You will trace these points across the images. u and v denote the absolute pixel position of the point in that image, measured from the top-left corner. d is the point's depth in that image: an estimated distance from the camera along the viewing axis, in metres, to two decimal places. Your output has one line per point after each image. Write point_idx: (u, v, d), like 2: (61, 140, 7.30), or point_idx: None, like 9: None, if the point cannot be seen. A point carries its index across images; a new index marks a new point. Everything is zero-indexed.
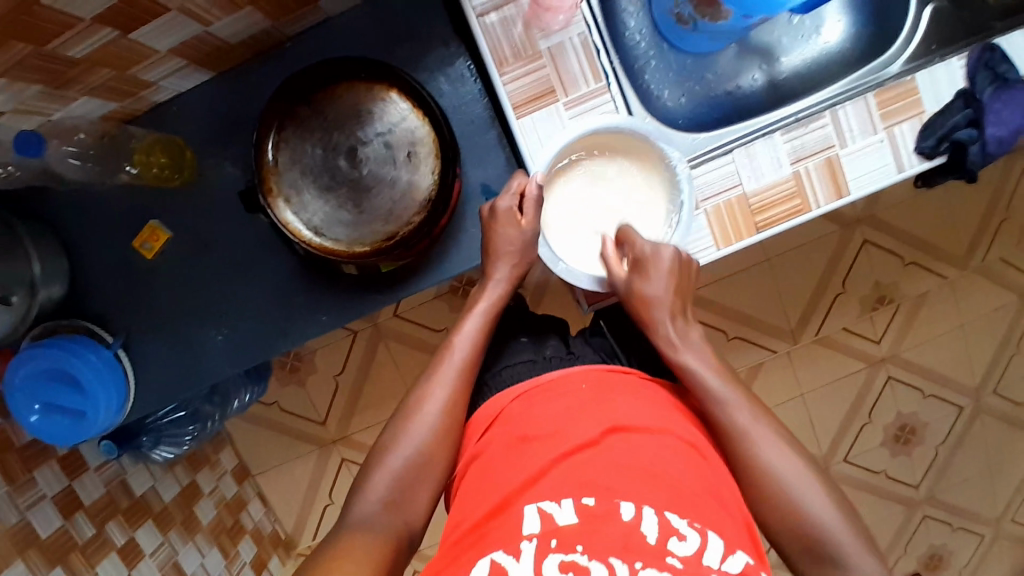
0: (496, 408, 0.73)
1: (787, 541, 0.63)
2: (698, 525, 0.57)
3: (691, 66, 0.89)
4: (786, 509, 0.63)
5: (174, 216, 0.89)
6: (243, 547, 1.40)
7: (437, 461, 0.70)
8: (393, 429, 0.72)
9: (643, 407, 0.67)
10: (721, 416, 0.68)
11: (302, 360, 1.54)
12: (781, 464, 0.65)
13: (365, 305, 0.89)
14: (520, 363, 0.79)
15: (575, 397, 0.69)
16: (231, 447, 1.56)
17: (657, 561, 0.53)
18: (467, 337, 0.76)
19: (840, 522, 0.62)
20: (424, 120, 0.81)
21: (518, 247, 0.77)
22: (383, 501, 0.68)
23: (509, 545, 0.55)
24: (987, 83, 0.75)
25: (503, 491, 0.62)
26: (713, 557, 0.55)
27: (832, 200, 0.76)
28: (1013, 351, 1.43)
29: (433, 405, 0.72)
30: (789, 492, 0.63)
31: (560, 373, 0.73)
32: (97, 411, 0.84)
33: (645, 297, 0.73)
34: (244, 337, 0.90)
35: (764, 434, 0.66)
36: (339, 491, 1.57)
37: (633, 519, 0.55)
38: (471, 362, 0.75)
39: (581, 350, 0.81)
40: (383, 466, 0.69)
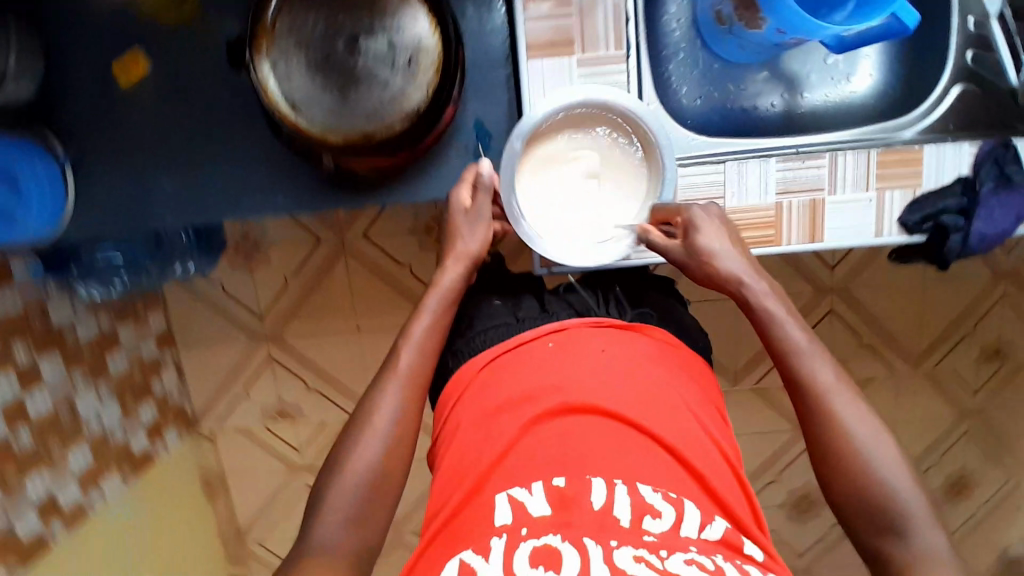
0: (466, 379, 0.73)
1: (857, 520, 0.63)
2: (672, 496, 0.57)
3: (717, 71, 0.86)
4: (867, 489, 0.63)
5: (162, 52, 0.85)
6: (145, 411, 1.42)
7: (395, 470, 0.69)
8: (343, 448, 0.69)
9: (614, 367, 0.68)
10: (803, 372, 0.68)
11: (258, 250, 1.44)
12: (856, 421, 0.65)
13: (324, 202, 0.87)
14: (492, 327, 0.78)
15: (546, 360, 0.69)
16: (163, 308, 1.48)
17: (633, 540, 0.54)
18: (414, 341, 0.75)
19: (916, 491, 0.62)
20: (435, 30, 0.78)
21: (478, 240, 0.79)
22: (346, 518, 0.65)
23: (479, 542, 0.55)
24: (990, 178, 0.75)
25: (475, 471, 0.62)
26: (690, 528, 0.56)
27: (803, 241, 0.76)
28: (933, 458, 1.45)
29: (385, 414, 0.70)
30: (863, 457, 0.64)
31: (530, 333, 0.74)
32: (27, 217, 0.84)
33: (704, 249, 0.72)
34: (196, 197, 0.87)
35: (840, 393, 0.67)
36: (259, 389, 1.54)
37: (603, 505, 0.56)
38: (421, 367, 0.74)
39: (555, 307, 0.80)
40: (338, 483, 0.67)
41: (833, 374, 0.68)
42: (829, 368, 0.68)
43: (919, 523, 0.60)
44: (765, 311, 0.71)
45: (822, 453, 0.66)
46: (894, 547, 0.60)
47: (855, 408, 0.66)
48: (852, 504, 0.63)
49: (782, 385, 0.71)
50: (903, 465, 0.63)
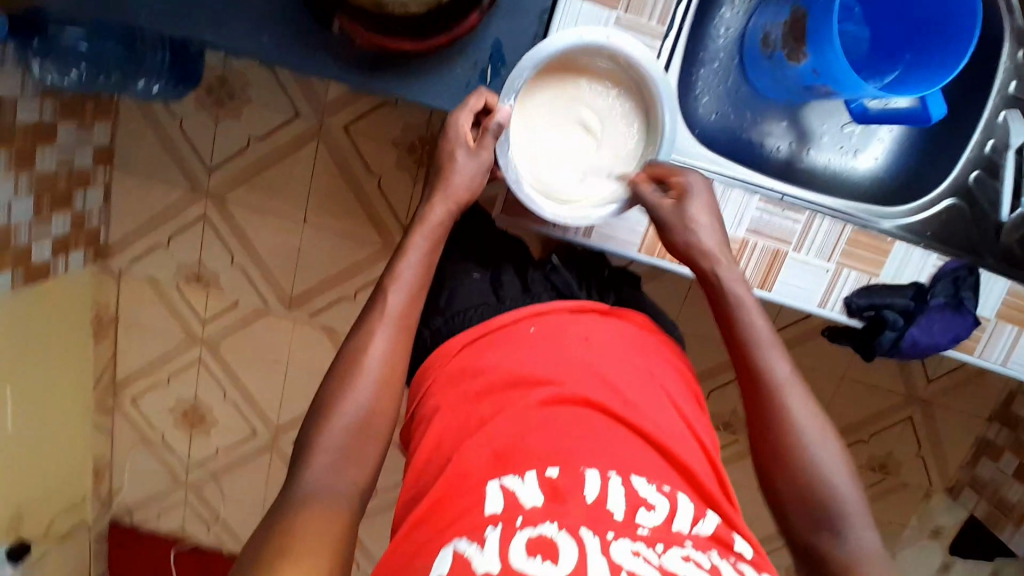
0: (445, 356, 0.73)
1: (800, 516, 0.66)
2: (665, 489, 0.60)
3: (741, 95, 0.85)
4: (812, 490, 0.65)
5: None
6: (56, 221, 1.32)
7: (385, 409, 0.68)
8: (330, 387, 0.68)
9: (598, 353, 0.69)
10: (765, 367, 0.70)
11: (231, 99, 1.36)
12: (807, 417, 0.68)
13: (314, 62, 0.81)
14: (472, 306, 0.78)
15: (531, 341, 0.70)
16: (112, 120, 1.39)
17: (627, 533, 0.55)
18: (405, 281, 0.73)
19: (851, 485, 0.66)
20: None
21: (470, 180, 0.76)
22: (335, 456, 0.64)
23: (473, 531, 0.54)
24: (943, 294, 0.78)
25: (457, 457, 0.61)
26: (681, 522, 0.58)
27: (753, 283, 0.76)
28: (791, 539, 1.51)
29: (375, 356, 0.69)
30: (816, 459, 0.66)
31: (512, 316, 0.74)
32: None
33: (693, 220, 0.73)
34: (182, 6, 0.80)
35: (797, 388, 0.70)
36: (180, 242, 1.46)
37: (597, 496, 0.56)
38: (407, 307, 0.73)
39: (537, 288, 0.81)
40: (331, 423, 0.66)
41: (790, 370, 0.69)
42: (787, 361, 0.70)
43: (855, 522, 0.64)
44: (734, 302, 0.72)
45: (778, 458, 0.68)
46: (832, 544, 0.64)
47: (813, 411, 0.69)
48: (799, 500, 0.66)
49: (738, 377, 0.72)
50: (844, 459, 0.67)
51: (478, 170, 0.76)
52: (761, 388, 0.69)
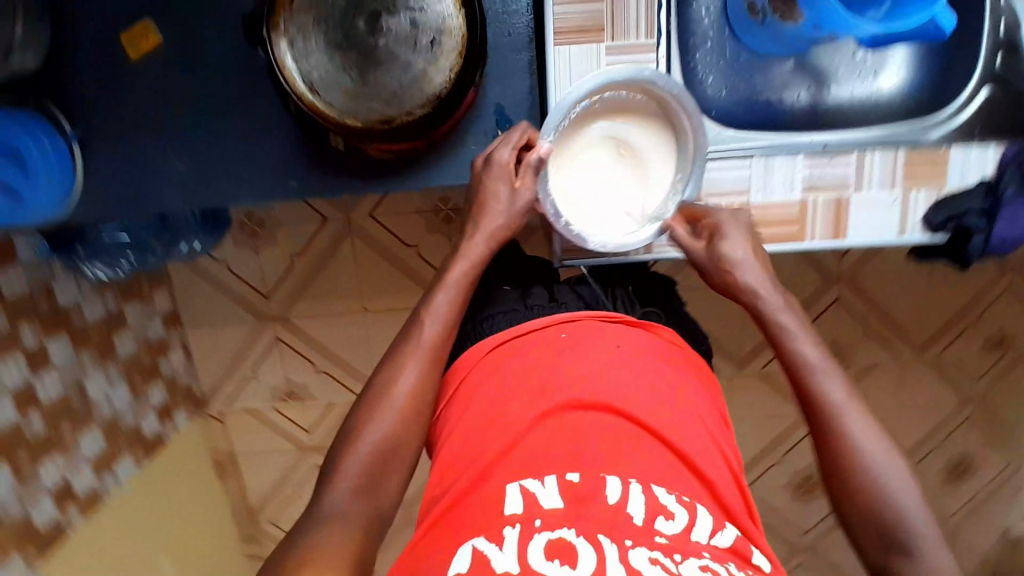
0: (467, 365, 0.71)
1: (858, 530, 0.63)
2: (686, 500, 0.57)
3: (744, 62, 0.85)
4: (863, 496, 0.63)
5: (171, 22, 0.83)
6: (152, 391, 1.39)
7: (409, 440, 0.67)
8: (359, 413, 0.68)
9: (625, 360, 0.67)
10: (817, 382, 0.68)
11: (264, 228, 1.42)
12: (860, 429, 0.66)
13: (338, 185, 0.85)
14: (502, 313, 0.76)
15: (554, 350, 0.68)
16: (168, 287, 1.46)
17: (646, 540, 0.53)
18: (438, 312, 0.72)
19: (919, 509, 0.62)
20: (460, 11, 0.77)
21: (503, 217, 0.75)
22: (356, 483, 0.63)
23: (491, 530, 0.53)
24: (1015, 181, 0.77)
25: (480, 460, 0.60)
26: (701, 533, 0.55)
27: (826, 238, 0.78)
28: (933, 443, 1.47)
29: (403, 385, 0.68)
30: (877, 477, 0.63)
31: (541, 321, 0.72)
32: (33, 201, 0.83)
33: (730, 258, 0.74)
34: (204, 174, 0.86)
35: (857, 411, 0.67)
36: (265, 370, 1.53)
37: (618, 499, 0.55)
38: (441, 339, 0.71)
39: (565, 298, 0.78)
40: (354, 450, 0.65)
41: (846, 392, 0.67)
42: (842, 385, 0.68)
43: (920, 539, 0.61)
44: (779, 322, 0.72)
45: (833, 466, 0.65)
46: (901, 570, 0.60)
47: (873, 431, 0.66)
48: (857, 516, 0.63)
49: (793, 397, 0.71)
50: (905, 475, 0.64)
51: (512, 208, 0.75)
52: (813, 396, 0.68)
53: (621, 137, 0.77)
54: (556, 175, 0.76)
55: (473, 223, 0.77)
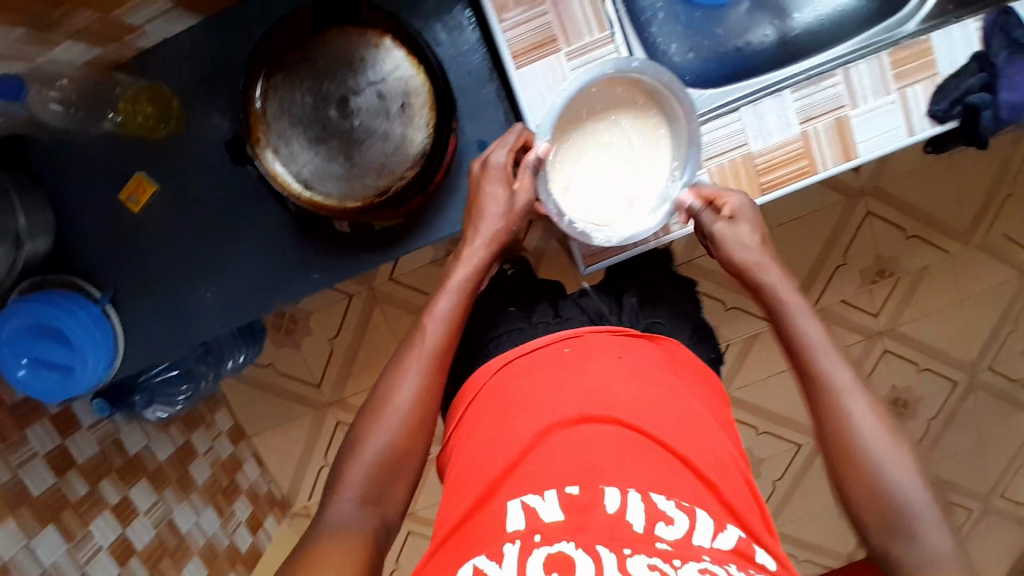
0: (479, 382, 0.70)
1: (862, 511, 0.61)
2: (685, 505, 0.54)
3: (700, 19, 0.85)
4: (867, 480, 0.61)
5: (160, 167, 0.87)
6: (238, 506, 1.39)
7: (412, 452, 0.68)
8: (363, 421, 0.68)
9: (628, 371, 0.65)
10: (819, 365, 0.66)
11: (296, 322, 1.46)
12: (864, 416, 0.63)
13: (357, 265, 0.87)
14: (508, 335, 0.77)
15: (558, 368, 0.66)
16: (227, 407, 1.51)
17: (646, 547, 0.50)
18: (439, 319, 0.71)
19: (927, 502, 0.59)
20: (418, 69, 0.79)
21: (502, 221, 0.74)
22: (362, 495, 0.65)
23: (492, 547, 0.52)
24: (1002, 45, 0.75)
25: (484, 478, 0.59)
26: (703, 538, 0.52)
27: (839, 162, 0.76)
28: (1012, 325, 1.41)
29: (406, 393, 0.69)
30: (874, 457, 0.61)
31: (546, 338, 0.71)
32: (85, 367, 0.83)
33: (735, 242, 0.71)
34: (230, 294, 0.89)
35: (860, 395, 0.64)
36: (334, 454, 1.53)
37: (617, 509, 0.53)
38: (446, 347, 0.71)
39: (568, 313, 0.79)
40: (358, 461, 0.66)
41: (852, 375, 0.65)
42: (848, 369, 0.65)
43: (923, 524, 0.58)
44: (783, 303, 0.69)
45: (836, 443, 0.63)
46: (903, 553, 0.58)
47: (878, 414, 0.63)
48: (861, 493, 0.61)
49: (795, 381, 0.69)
50: (910, 465, 0.61)
51: (513, 208, 0.74)
52: (818, 380, 0.65)
53: (625, 125, 0.77)
54: (556, 179, 0.76)
55: (470, 230, 0.75)
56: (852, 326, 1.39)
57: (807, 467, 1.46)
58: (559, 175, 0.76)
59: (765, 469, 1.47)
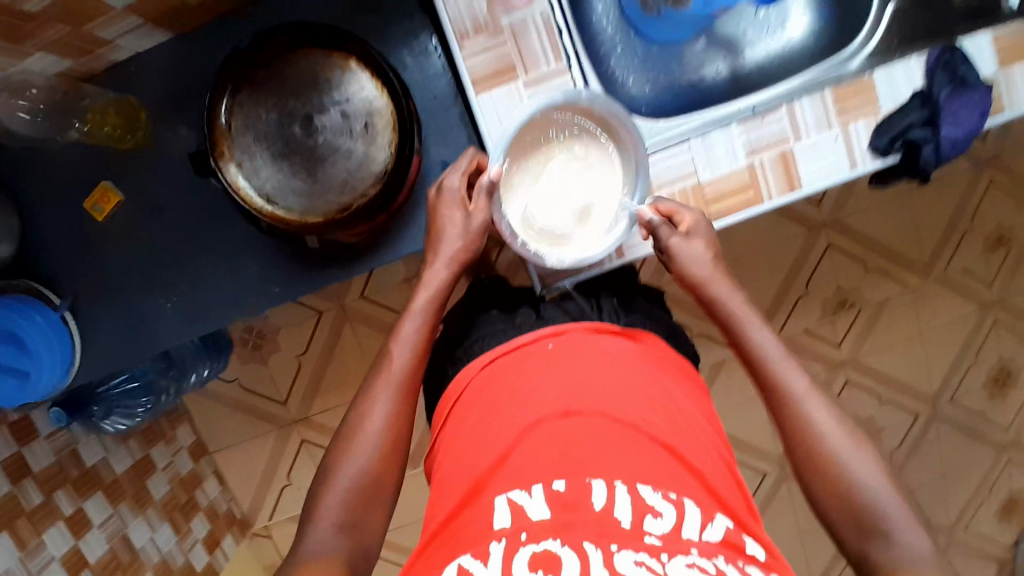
0: (464, 381, 0.70)
1: (835, 513, 0.64)
2: (672, 497, 0.54)
3: (656, 53, 0.91)
4: (835, 483, 0.64)
5: (127, 178, 0.88)
6: (196, 524, 1.36)
7: (388, 478, 0.68)
8: (337, 449, 0.69)
9: (611, 365, 0.65)
10: (775, 376, 0.70)
11: (264, 338, 1.46)
12: (823, 420, 0.67)
13: (321, 280, 0.88)
14: (492, 334, 0.76)
15: (541, 363, 0.66)
16: (189, 422, 1.49)
17: (634, 543, 0.50)
18: (406, 343, 0.73)
19: (896, 497, 0.62)
20: (381, 90, 0.81)
21: (461, 241, 0.76)
22: (339, 522, 0.65)
23: (479, 547, 0.52)
24: (945, 83, 0.78)
25: (472, 476, 0.59)
26: (691, 530, 0.52)
27: (783, 193, 0.80)
28: (971, 358, 1.44)
29: (376, 419, 0.69)
30: (840, 459, 0.64)
31: (529, 336, 0.70)
32: (40, 372, 0.82)
33: (692, 255, 0.75)
34: (193, 304, 0.89)
35: (818, 400, 0.68)
36: (299, 472, 1.51)
37: (604, 505, 0.52)
38: (413, 368, 0.72)
39: (551, 312, 0.77)
40: (333, 486, 0.66)
41: (806, 382, 0.69)
42: (803, 374, 0.69)
43: (896, 521, 0.61)
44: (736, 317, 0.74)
45: (803, 452, 0.67)
46: (879, 551, 0.60)
47: (838, 419, 0.67)
48: (830, 494, 0.64)
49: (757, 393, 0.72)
50: (874, 463, 0.64)
51: (469, 229, 0.76)
52: (776, 390, 0.69)
53: (577, 154, 0.78)
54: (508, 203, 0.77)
55: (431, 252, 0.77)
56: (817, 356, 1.41)
57: (772, 497, 1.47)
58: (511, 200, 0.77)
59: None
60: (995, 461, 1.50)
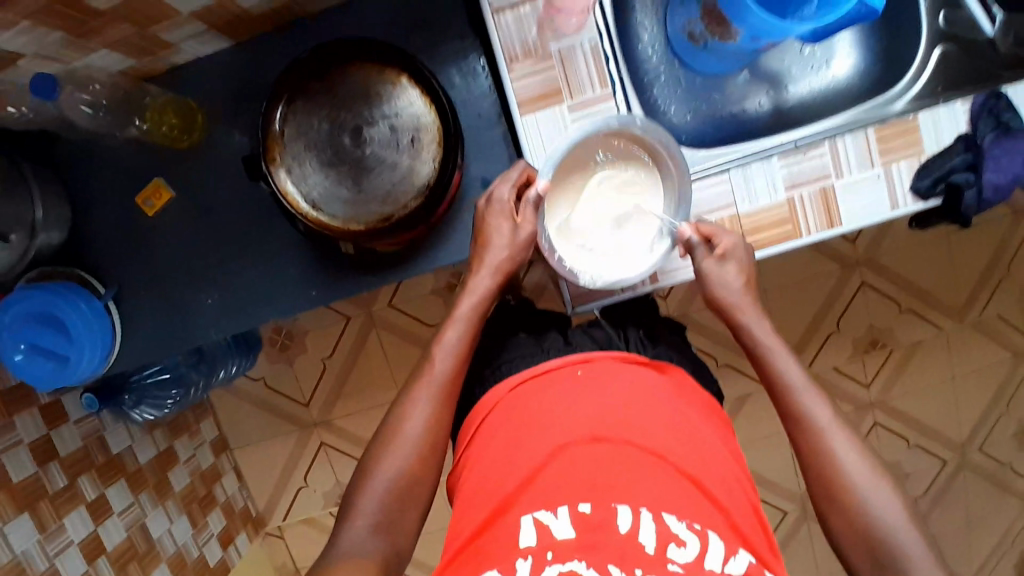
0: (493, 400, 0.70)
1: (851, 551, 0.63)
2: (697, 527, 0.53)
3: (700, 84, 0.92)
4: (854, 520, 0.63)
5: (178, 176, 0.91)
6: (212, 519, 1.38)
7: (425, 480, 0.69)
8: (376, 449, 0.70)
9: (639, 395, 0.65)
10: (802, 407, 0.69)
11: (292, 339, 1.49)
12: (849, 455, 0.65)
13: (357, 286, 0.90)
14: (519, 358, 0.77)
15: (569, 387, 0.66)
16: (213, 417, 1.52)
17: (658, 568, 0.50)
18: (449, 350, 0.73)
19: (918, 541, 0.61)
20: (430, 107, 0.84)
21: (507, 250, 0.76)
22: (375, 522, 0.65)
23: (505, 564, 0.51)
24: (989, 127, 0.79)
25: (498, 493, 0.59)
26: (714, 561, 0.52)
27: (823, 229, 0.80)
28: (1004, 407, 1.41)
29: (416, 423, 0.70)
30: (865, 499, 0.63)
31: (557, 362, 0.70)
32: (80, 359, 0.85)
33: (722, 280, 0.75)
34: (231, 302, 0.91)
35: (843, 435, 0.67)
36: (316, 475, 1.53)
37: (629, 529, 0.52)
38: (452, 376, 0.73)
39: (579, 339, 0.78)
40: (370, 486, 0.67)
41: (830, 414, 0.68)
42: (828, 407, 0.68)
43: (916, 564, 0.59)
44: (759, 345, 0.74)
45: (821, 485, 0.66)
46: None
47: (864, 456, 0.65)
48: (853, 535, 0.63)
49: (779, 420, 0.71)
50: (897, 502, 0.63)
51: (515, 241, 0.76)
52: (798, 421, 0.68)
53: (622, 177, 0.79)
54: (551, 221, 0.79)
55: (477, 260, 0.77)
56: (843, 394, 1.39)
57: (789, 536, 1.44)
58: (554, 219, 0.79)
59: None
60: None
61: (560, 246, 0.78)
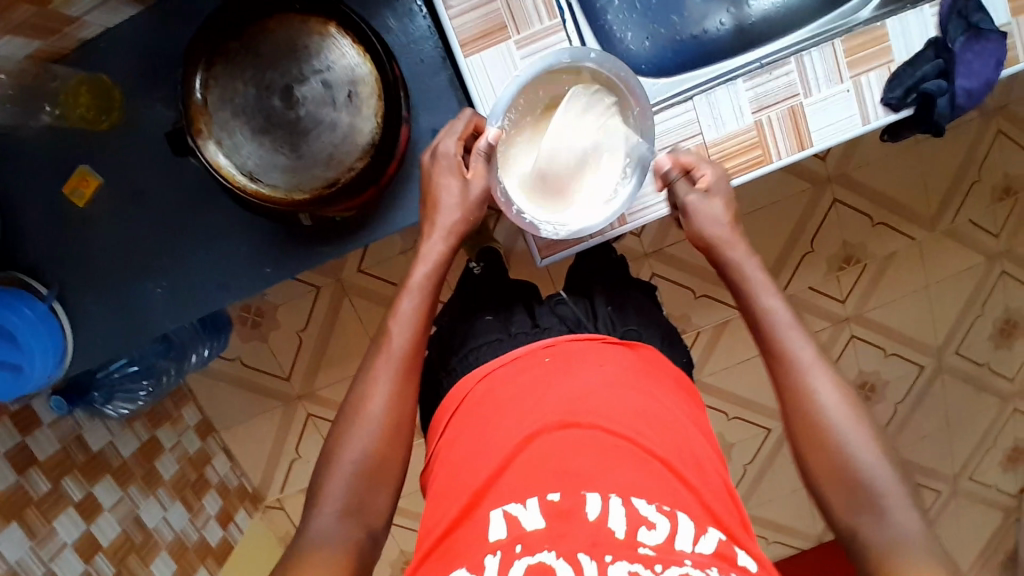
0: (463, 392, 0.68)
1: (825, 489, 0.60)
2: (667, 508, 0.52)
3: (655, 6, 0.85)
4: (831, 460, 0.60)
5: (105, 160, 0.84)
6: (208, 501, 1.36)
7: (393, 459, 0.66)
8: (338, 429, 0.67)
9: (609, 377, 0.63)
10: (783, 346, 0.65)
11: (263, 315, 1.44)
12: (828, 393, 0.63)
13: (311, 258, 0.85)
14: (486, 345, 0.74)
15: (537, 376, 0.64)
16: (194, 402, 1.48)
17: (627, 554, 0.48)
18: (406, 321, 0.70)
19: (890, 476, 0.59)
20: (364, 56, 0.77)
21: (459, 212, 0.72)
22: (343, 506, 0.63)
23: (474, 559, 0.50)
24: (960, 33, 0.74)
25: (468, 488, 0.57)
26: (684, 541, 0.50)
27: (793, 152, 0.77)
28: (979, 309, 1.42)
29: (379, 401, 0.67)
30: (841, 438, 0.61)
31: (524, 350, 0.69)
32: (33, 364, 0.80)
33: (707, 212, 0.72)
34: (182, 289, 0.86)
35: (825, 372, 0.64)
36: (307, 447, 1.51)
37: (598, 516, 0.51)
38: (414, 349, 0.69)
39: (547, 322, 0.75)
40: (336, 469, 0.64)
41: (813, 351, 0.65)
42: (810, 344, 0.65)
43: (888, 498, 0.58)
44: (745, 279, 0.70)
45: (798, 426, 0.63)
46: (868, 528, 0.58)
47: (843, 394, 0.63)
48: (825, 473, 0.61)
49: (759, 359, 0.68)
50: (872, 441, 0.60)
51: (467, 199, 0.72)
52: (780, 360, 0.65)
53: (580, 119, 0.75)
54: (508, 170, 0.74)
55: (429, 224, 0.73)
56: (821, 312, 1.40)
57: (777, 453, 1.48)
58: (510, 167, 0.74)
59: (735, 455, 1.49)
60: (1000, 412, 1.49)
61: (518, 196, 0.74)
